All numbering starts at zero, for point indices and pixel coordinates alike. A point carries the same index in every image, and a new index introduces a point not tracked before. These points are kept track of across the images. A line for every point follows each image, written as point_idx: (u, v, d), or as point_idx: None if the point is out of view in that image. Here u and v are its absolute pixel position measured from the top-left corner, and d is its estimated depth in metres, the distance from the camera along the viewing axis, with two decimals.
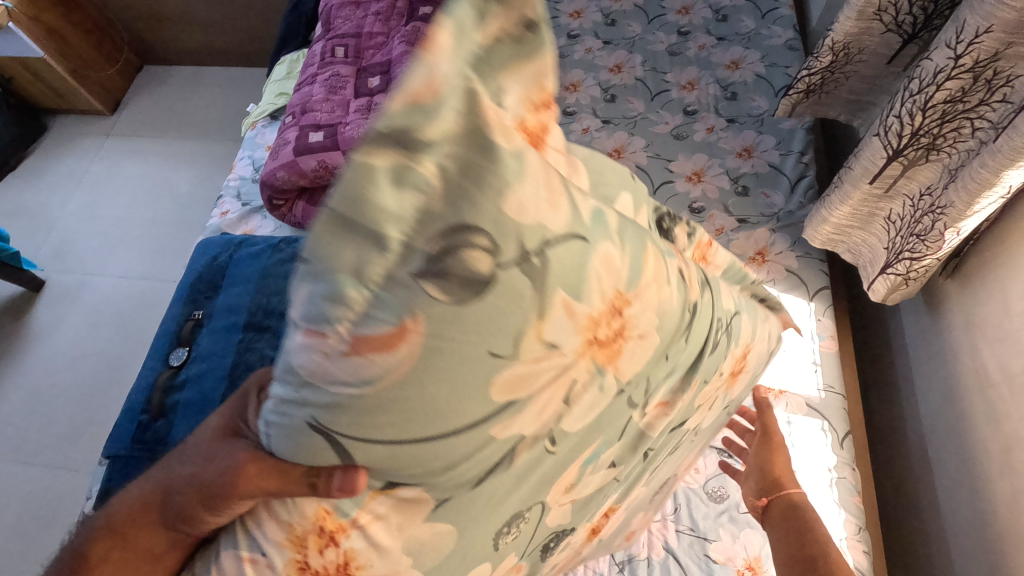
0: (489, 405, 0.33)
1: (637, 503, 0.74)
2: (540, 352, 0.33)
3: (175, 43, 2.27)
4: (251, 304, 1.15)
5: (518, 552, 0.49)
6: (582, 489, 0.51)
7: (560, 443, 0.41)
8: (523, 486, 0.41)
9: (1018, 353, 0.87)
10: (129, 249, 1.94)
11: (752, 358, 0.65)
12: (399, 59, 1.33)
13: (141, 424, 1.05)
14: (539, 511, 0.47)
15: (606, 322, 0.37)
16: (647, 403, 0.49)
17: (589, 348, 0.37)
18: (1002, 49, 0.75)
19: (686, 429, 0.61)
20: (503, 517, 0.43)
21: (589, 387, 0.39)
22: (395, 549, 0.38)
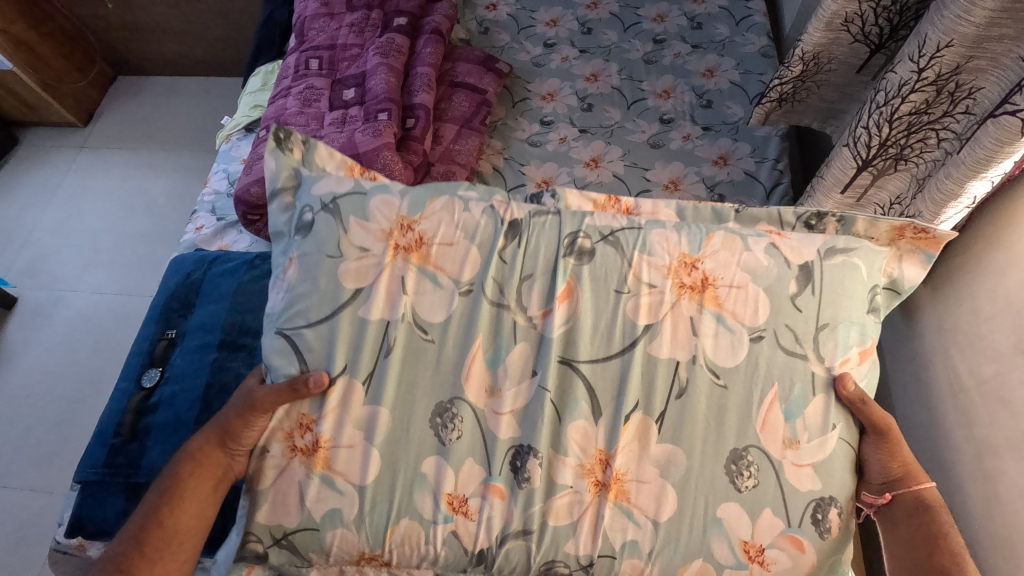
0: (347, 292, 0.84)
1: (708, 485, 0.77)
2: (356, 249, 0.85)
3: (148, 53, 2.24)
4: (226, 322, 1.13)
5: (477, 459, 0.80)
6: (514, 396, 0.81)
7: (430, 331, 0.83)
8: (431, 369, 0.82)
9: (989, 358, 0.89)
10: (104, 264, 1.90)
11: (729, 290, 0.83)
12: (374, 71, 1.32)
13: (113, 448, 1.03)
14: (469, 412, 0.81)
15: (402, 234, 0.86)
16: (531, 307, 0.84)
17: (394, 248, 0.86)
18: (964, 63, 0.76)
19: (648, 356, 0.81)
20: (429, 407, 0.81)
21: (416, 283, 0.85)
22: (351, 424, 0.81)
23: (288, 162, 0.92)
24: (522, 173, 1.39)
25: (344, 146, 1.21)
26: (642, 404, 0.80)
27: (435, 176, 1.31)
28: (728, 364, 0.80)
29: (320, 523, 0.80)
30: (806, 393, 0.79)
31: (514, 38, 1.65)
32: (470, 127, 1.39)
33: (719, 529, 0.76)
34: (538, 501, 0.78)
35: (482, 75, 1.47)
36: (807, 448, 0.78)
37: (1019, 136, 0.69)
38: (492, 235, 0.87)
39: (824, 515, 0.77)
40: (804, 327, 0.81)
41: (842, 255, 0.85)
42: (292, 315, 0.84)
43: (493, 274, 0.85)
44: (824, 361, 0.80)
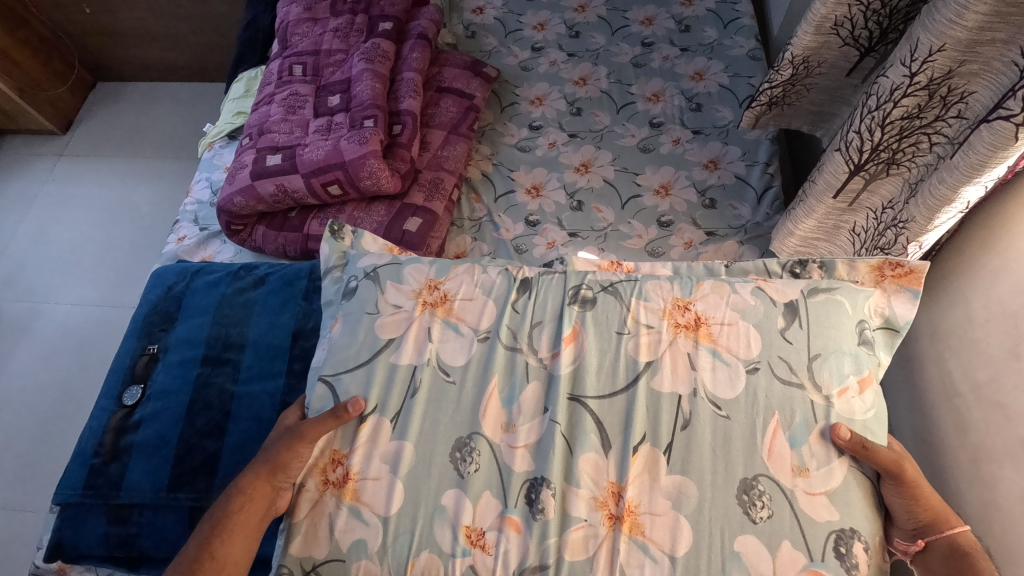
0: (382, 341, 0.89)
1: (722, 517, 0.74)
2: (391, 306, 0.91)
3: (129, 59, 2.20)
4: (209, 336, 1.10)
5: (494, 491, 0.79)
6: (528, 431, 0.81)
7: (452, 372, 0.86)
8: (452, 408, 0.84)
9: (984, 363, 0.88)
10: (85, 275, 1.86)
11: (721, 328, 0.84)
12: (359, 77, 1.30)
13: (94, 469, 0.99)
14: (486, 447, 0.81)
15: (430, 293, 0.92)
16: (540, 350, 0.86)
17: (424, 305, 0.91)
18: (956, 67, 0.76)
19: (652, 391, 0.81)
20: (449, 442, 0.82)
21: (441, 332, 0.88)
22: (379, 458, 0.82)
23: (340, 247, 1.01)
24: (511, 179, 1.37)
25: (330, 154, 1.19)
26: (649, 437, 0.79)
27: (423, 183, 1.28)
28: (728, 396, 0.79)
29: (346, 554, 0.78)
30: (806, 421, 0.77)
31: (501, 42, 1.64)
32: (458, 133, 1.37)
33: (739, 563, 0.72)
34: (553, 533, 0.76)
35: (470, 80, 1.45)
36: (818, 476, 0.75)
37: (1012, 141, 0.68)
38: (505, 291, 0.91)
39: (848, 549, 0.73)
40: (797, 359, 0.81)
41: (825, 293, 0.85)
42: (334, 362, 0.88)
43: (506, 321, 0.88)
44: (821, 390, 0.79)
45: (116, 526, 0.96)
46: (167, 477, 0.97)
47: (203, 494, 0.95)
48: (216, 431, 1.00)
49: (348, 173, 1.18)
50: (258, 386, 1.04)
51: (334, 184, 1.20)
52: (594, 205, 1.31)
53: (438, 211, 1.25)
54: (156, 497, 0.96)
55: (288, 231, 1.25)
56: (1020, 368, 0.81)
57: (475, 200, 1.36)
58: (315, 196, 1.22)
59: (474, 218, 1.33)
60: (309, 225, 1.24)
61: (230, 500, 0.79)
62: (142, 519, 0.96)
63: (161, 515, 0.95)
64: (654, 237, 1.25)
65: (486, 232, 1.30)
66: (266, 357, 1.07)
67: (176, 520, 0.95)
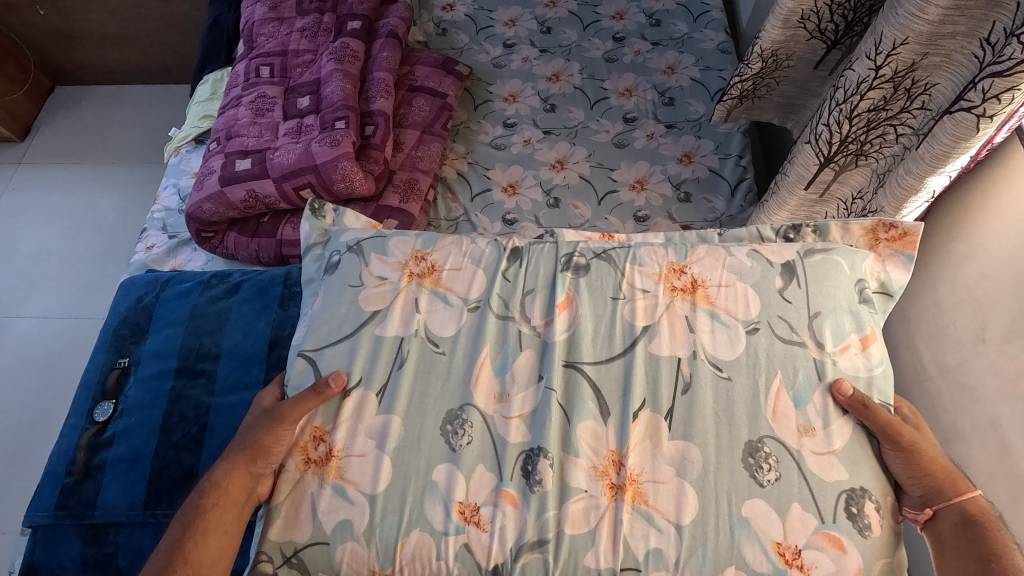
0: (366, 313, 0.88)
1: (729, 481, 0.74)
2: (376, 278, 0.90)
3: (88, 61, 2.12)
4: (182, 347, 1.07)
5: (488, 464, 0.79)
6: (523, 400, 0.81)
7: (442, 343, 0.85)
8: (442, 379, 0.83)
9: (952, 347, 0.90)
10: (50, 286, 1.80)
11: (720, 290, 0.85)
12: (329, 78, 1.27)
13: (66, 488, 0.96)
14: (479, 418, 0.81)
15: (417, 264, 0.92)
16: (534, 318, 0.86)
17: (410, 275, 0.91)
18: (919, 60, 0.78)
19: (651, 355, 0.81)
20: (441, 415, 0.81)
21: (429, 302, 0.88)
22: (364, 433, 0.81)
23: (321, 225, 0.99)
24: (487, 177, 1.36)
25: (300, 157, 1.17)
26: (649, 401, 0.79)
27: (397, 184, 1.27)
28: (728, 357, 0.80)
29: (329, 537, 0.77)
30: (811, 378, 0.78)
31: (473, 39, 1.62)
32: (431, 132, 1.36)
33: (749, 529, 0.72)
34: (552, 505, 0.75)
35: (442, 78, 1.44)
36: (823, 436, 0.76)
37: (974, 132, 0.70)
38: (495, 261, 0.91)
39: (859, 509, 0.73)
40: (797, 317, 0.82)
41: (821, 254, 0.86)
42: (314, 337, 0.87)
43: (497, 290, 0.88)
44: (825, 346, 0.80)
45: (92, 546, 0.93)
46: (144, 494, 0.95)
47: (181, 509, 0.93)
48: (193, 445, 0.98)
49: (320, 177, 1.16)
50: (235, 397, 1.02)
51: (306, 188, 1.18)
52: (571, 202, 1.31)
53: (414, 212, 1.24)
54: (133, 514, 0.93)
55: (261, 237, 1.22)
56: (987, 351, 0.83)
57: (451, 199, 1.35)
58: (287, 200, 1.20)
59: (451, 218, 1.32)
60: (282, 230, 1.22)
61: (206, 494, 0.77)
62: (119, 538, 0.93)
63: (138, 533, 0.93)
64: (631, 232, 1.26)
65: (463, 232, 1.29)
66: (242, 366, 1.05)
67: (154, 536, 0.93)
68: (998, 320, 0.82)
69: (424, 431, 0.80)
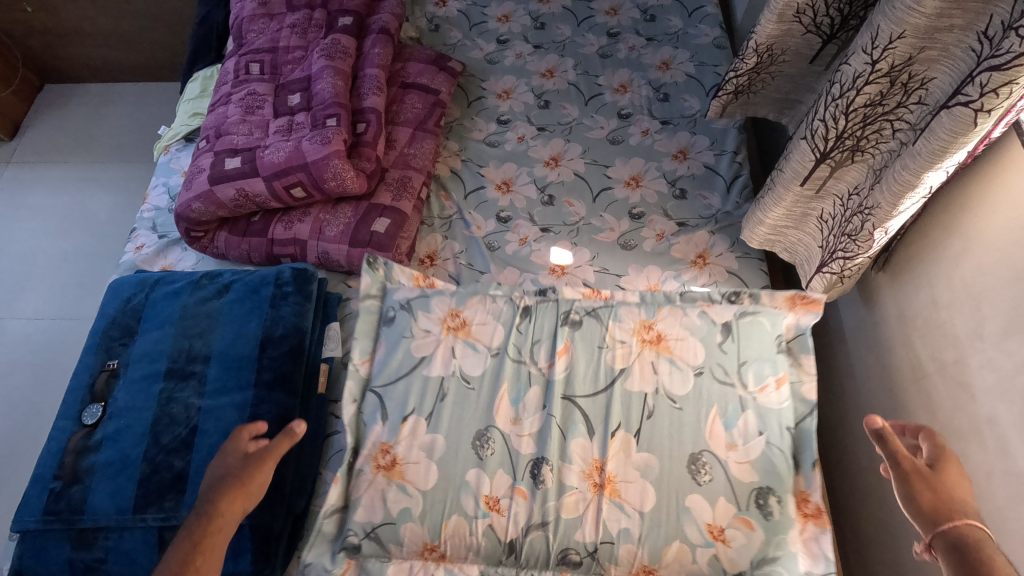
0: (413, 361, 0.97)
1: (675, 482, 0.85)
2: (421, 330, 0.99)
3: (77, 59, 2.10)
4: (172, 349, 1.06)
5: (505, 468, 0.88)
6: (531, 420, 0.90)
7: (471, 380, 0.94)
8: (470, 409, 0.92)
9: (949, 344, 0.90)
10: (41, 287, 1.77)
11: (675, 342, 0.94)
12: (320, 74, 1.26)
13: (54, 493, 0.94)
14: (500, 438, 0.90)
15: (453, 319, 1.00)
16: (539, 359, 0.95)
17: (448, 329, 0.99)
18: (916, 54, 0.77)
19: (625, 391, 0.91)
20: (470, 433, 0.90)
21: (462, 349, 0.97)
22: (417, 446, 0.91)
23: (377, 278, 1.06)
24: (481, 175, 1.35)
25: (291, 156, 1.15)
26: (624, 424, 0.89)
27: (390, 182, 1.26)
28: (681, 392, 0.90)
29: (395, 518, 0.88)
30: (738, 408, 0.89)
31: (466, 35, 1.61)
32: (424, 129, 1.35)
33: (689, 517, 0.83)
34: (553, 497, 0.86)
35: (434, 75, 1.43)
36: (744, 449, 0.86)
37: (972, 127, 0.69)
38: (508, 315, 0.99)
39: (766, 501, 0.84)
40: (730, 364, 0.91)
41: (750, 315, 0.96)
42: (382, 378, 0.97)
43: (512, 339, 0.97)
44: (746, 386, 0.90)
45: (81, 551, 0.92)
46: (134, 498, 0.93)
47: (171, 514, 0.92)
48: (183, 448, 0.97)
49: (311, 175, 1.15)
50: (226, 398, 1.01)
51: (297, 186, 1.16)
52: (566, 199, 1.30)
53: (407, 210, 1.23)
54: (122, 519, 0.92)
55: (252, 236, 1.21)
56: (985, 348, 0.83)
57: (444, 197, 1.33)
58: (277, 199, 1.18)
59: (444, 216, 1.31)
60: (273, 229, 1.20)
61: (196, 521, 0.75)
62: (109, 543, 0.92)
63: (128, 537, 0.92)
64: (626, 230, 1.25)
65: (457, 230, 1.28)
66: (233, 368, 1.04)
67: (144, 541, 0.92)
68: (995, 316, 0.81)
69: (455, 438, 0.90)
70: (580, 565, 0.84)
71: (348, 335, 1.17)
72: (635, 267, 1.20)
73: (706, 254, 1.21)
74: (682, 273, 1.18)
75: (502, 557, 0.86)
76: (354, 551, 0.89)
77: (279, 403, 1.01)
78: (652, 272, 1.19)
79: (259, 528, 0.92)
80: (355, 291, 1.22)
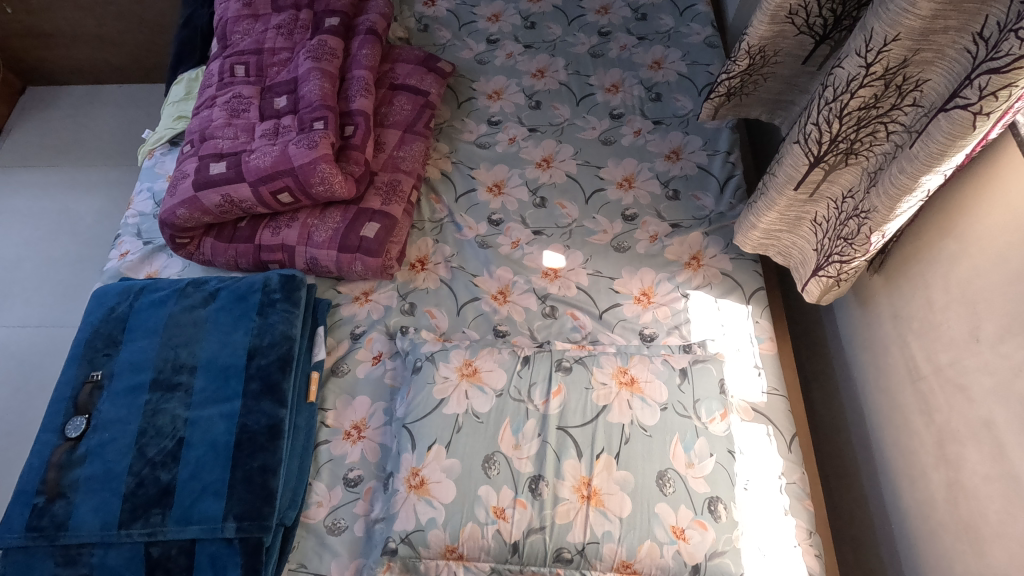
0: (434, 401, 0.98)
1: (642, 488, 0.88)
2: (439, 378, 1.00)
3: (59, 61, 2.06)
4: (158, 359, 1.04)
5: (508, 484, 0.90)
6: (530, 445, 0.93)
7: (482, 415, 0.96)
8: (472, 434, 0.94)
9: (945, 346, 0.89)
10: (25, 294, 1.74)
11: (645, 383, 0.98)
12: (306, 77, 1.24)
13: (36, 509, 0.92)
14: (504, 462, 0.92)
15: (467, 367, 1.02)
16: (534, 398, 0.97)
17: (461, 375, 1.01)
18: (911, 56, 0.76)
19: (607, 423, 0.93)
20: (479, 458, 0.93)
21: (472, 392, 0.98)
22: (439, 466, 0.92)
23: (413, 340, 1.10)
24: (472, 177, 1.33)
25: (277, 160, 1.13)
26: (606, 446, 0.92)
27: (379, 186, 1.23)
28: (651, 422, 0.93)
29: (423, 525, 0.89)
30: (694, 435, 0.93)
31: (455, 35, 1.59)
32: (413, 132, 1.33)
33: (660, 522, 0.86)
34: (549, 505, 0.88)
35: (423, 76, 1.41)
36: (699, 464, 0.90)
37: (970, 130, 0.68)
38: (510, 363, 1.01)
39: (719, 509, 0.88)
40: (687, 401, 0.96)
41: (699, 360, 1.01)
42: (413, 415, 0.98)
43: (514, 381, 0.99)
44: (700, 417, 0.94)
45: (65, 568, 0.89)
46: (119, 512, 0.91)
47: (158, 528, 0.90)
48: (170, 461, 0.95)
49: (298, 180, 1.13)
50: (214, 409, 0.99)
51: (284, 192, 1.14)
52: (558, 201, 1.28)
53: (397, 214, 1.21)
54: (107, 535, 0.90)
55: (238, 243, 1.19)
56: (982, 351, 0.82)
57: (435, 200, 1.32)
58: (264, 205, 1.16)
59: (435, 219, 1.29)
60: (260, 235, 1.18)
61: None
62: (94, 559, 0.90)
63: (114, 553, 0.90)
64: (619, 231, 1.23)
65: (448, 233, 1.26)
66: (221, 378, 1.02)
67: (130, 557, 0.90)
68: (992, 319, 0.81)
69: (470, 459, 0.92)
70: (571, 563, 0.86)
71: (338, 341, 1.15)
72: (628, 269, 1.18)
73: (700, 255, 1.19)
74: (676, 275, 1.17)
75: (508, 557, 0.87)
76: (391, 556, 0.89)
77: (268, 413, 0.99)
78: (645, 274, 1.17)
79: (248, 542, 0.90)
80: (345, 297, 1.20)
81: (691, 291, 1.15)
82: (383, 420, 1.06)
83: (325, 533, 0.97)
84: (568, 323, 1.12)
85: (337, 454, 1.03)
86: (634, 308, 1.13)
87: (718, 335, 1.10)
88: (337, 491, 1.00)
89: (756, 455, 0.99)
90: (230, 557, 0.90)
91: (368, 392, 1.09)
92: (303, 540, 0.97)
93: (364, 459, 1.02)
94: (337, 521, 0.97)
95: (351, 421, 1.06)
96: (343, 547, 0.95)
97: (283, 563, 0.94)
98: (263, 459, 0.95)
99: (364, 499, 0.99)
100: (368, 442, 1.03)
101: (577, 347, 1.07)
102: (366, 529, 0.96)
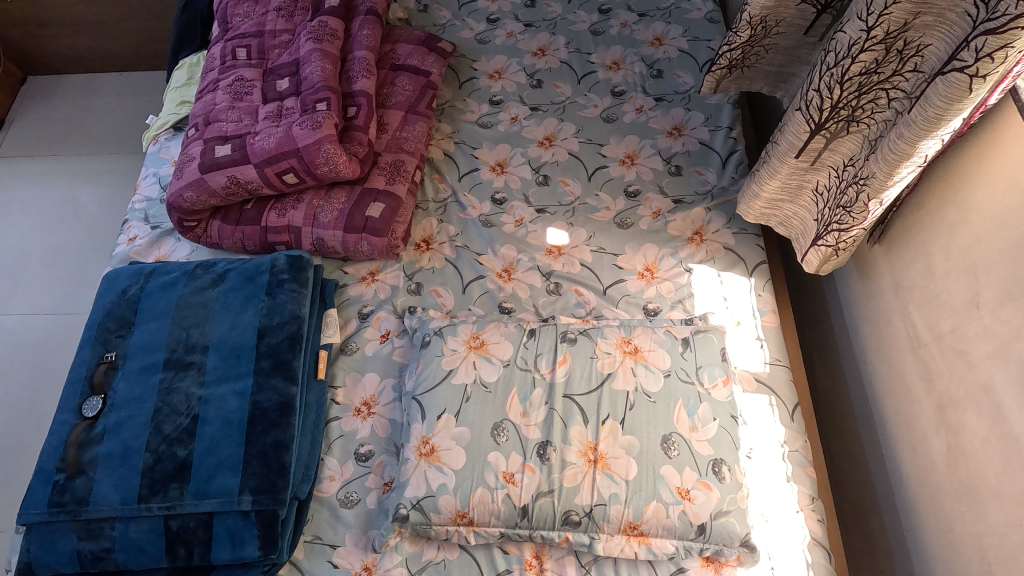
0: (444, 371, 1.00)
1: (647, 451, 0.90)
2: (447, 352, 1.02)
3: (59, 50, 2.07)
4: (170, 340, 1.06)
5: (517, 450, 0.92)
6: (538, 413, 0.95)
7: (489, 385, 0.98)
8: (480, 405, 0.96)
9: (946, 314, 0.90)
10: (34, 282, 1.75)
11: (649, 352, 0.99)
12: (308, 58, 1.24)
13: (58, 486, 0.94)
14: (512, 428, 0.94)
15: (473, 340, 1.03)
16: (541, 367, 0.99)
17: (469, 348, 1.02)
18: (911, 19, 0.76)
19: (612, 390, 0.95)
20: (489, 426, 0.94)
21: (479, 364, 1.00)
22: (449, 436, 0.94)
23: (422, 318, 1.11)
24: (475, 156, 1.34)
25: (282, 141, 1.14)
26: (612, 412, 0.93)
27: (383, 166, 1.24)
28: (655, 388, 0.95)
29: (434, 491, 0.91)
30: (698, 400, 0.95)
31: (455, 14, 1.59)
32: (415, 112, 1.33)
33: (665, 484, 0.88)
34: (557, 470, 0.90)
35: (424, 56, 1.41)
36: (702, 429, 0.92)
37: (966, 93, 0.69)
38: (516, 336, 1.03)
39: (723, 472, 0.89)
40: (692, 369, 0.98)
41: (702, 331, 1.03)
42: (424, 385, 1.00)
43: (521, 353, 1.01)
44: (702, 383, 0.96)
45: (87, 542, 0.92)
46: (138, 488, 0.93)
47: (176, 502, 0.93)
48: (186, 437, 0.97)
49: (303, 160, 1.14)
50: (226, 387, 1.01)
51: (289, 173, 1.15)
52: (561, 178, 1.29)
53: (401, 194, 1.22)
54: (127, 509, 0.92)
55: (244, 225, 1.20)
56: (981, 317, 0.83)
57: (438, 180, 1.32)
58: (270, 186, 1.17)
59: (439, 199, 1.30)
60: (266, 217, 1.19)
61: None
62: (116, 532, 0.92)
63: (135, 527, 0.92)
64: (622, 208, 1.24)
65: (452, 213, 1.27)
66: (232, 357, 1.04)
67: (151, 530, 0.92)
68: (991, 284, 0.82)
69: (480, 427, 0.94)
70: (579, 526, 0.88)
71: (346, 321, 1.17)
72: (632, 245, 1.19)
73: (702, 230, 1.20)
74: (679, 250, 1.18)
75: (518, 521, 0.89)
76: (402, 522, 0.91)
77: (279, 390, 1.01)
78: (649, 251, 1.18)
79: (264, 514, 0.93)
80: (352, 277, 1.22)
81: (694, 266, 1.16)
82: (392, 396, 1.08)
83: (338, 506, 0.99)
84: (572, 299, 1.13)
85: (347, 430, 1.05)
86: (637, 284, 1.14)
87: (721, 308, 1.11)
88: (349, 465, 1.02)
89: (758, 423, 1.01)
90: (247, 530, 0.92)
91: (377, 369, 1.11)
92: (317, 513, 0.99)
93: (372, 436, 1.04)
94: (349, 495, 1.00)
95: (361, 398, 1.08)
96: (356, 519, 0.98)
97: (299, 533, 0.97)
98: (276, 435, 0.97)
99: (375, 473, 1.01)
100: (378, 419, 1.06)
101: (580, 320, 1.08)
102: (376, 501, 0.99)
